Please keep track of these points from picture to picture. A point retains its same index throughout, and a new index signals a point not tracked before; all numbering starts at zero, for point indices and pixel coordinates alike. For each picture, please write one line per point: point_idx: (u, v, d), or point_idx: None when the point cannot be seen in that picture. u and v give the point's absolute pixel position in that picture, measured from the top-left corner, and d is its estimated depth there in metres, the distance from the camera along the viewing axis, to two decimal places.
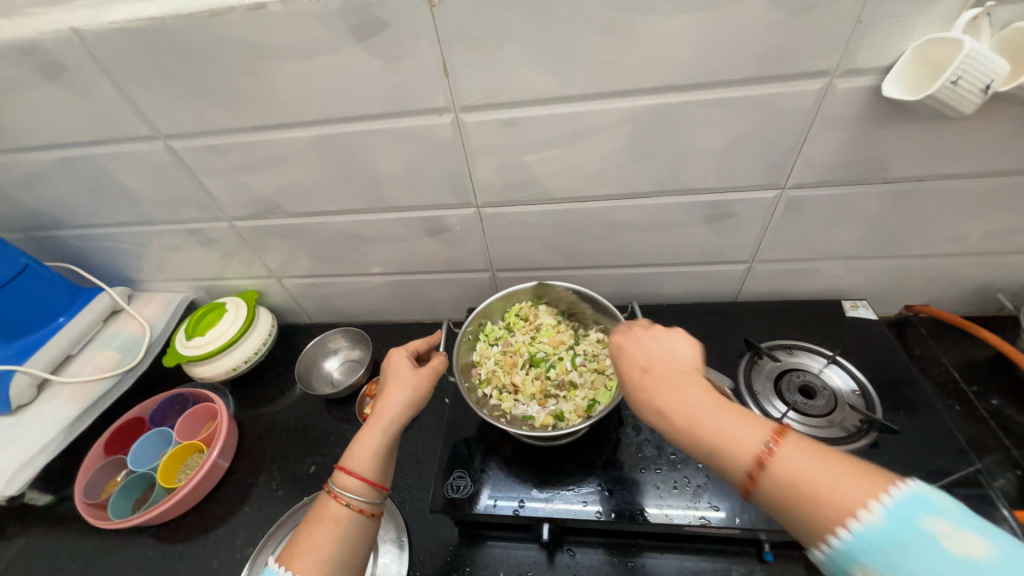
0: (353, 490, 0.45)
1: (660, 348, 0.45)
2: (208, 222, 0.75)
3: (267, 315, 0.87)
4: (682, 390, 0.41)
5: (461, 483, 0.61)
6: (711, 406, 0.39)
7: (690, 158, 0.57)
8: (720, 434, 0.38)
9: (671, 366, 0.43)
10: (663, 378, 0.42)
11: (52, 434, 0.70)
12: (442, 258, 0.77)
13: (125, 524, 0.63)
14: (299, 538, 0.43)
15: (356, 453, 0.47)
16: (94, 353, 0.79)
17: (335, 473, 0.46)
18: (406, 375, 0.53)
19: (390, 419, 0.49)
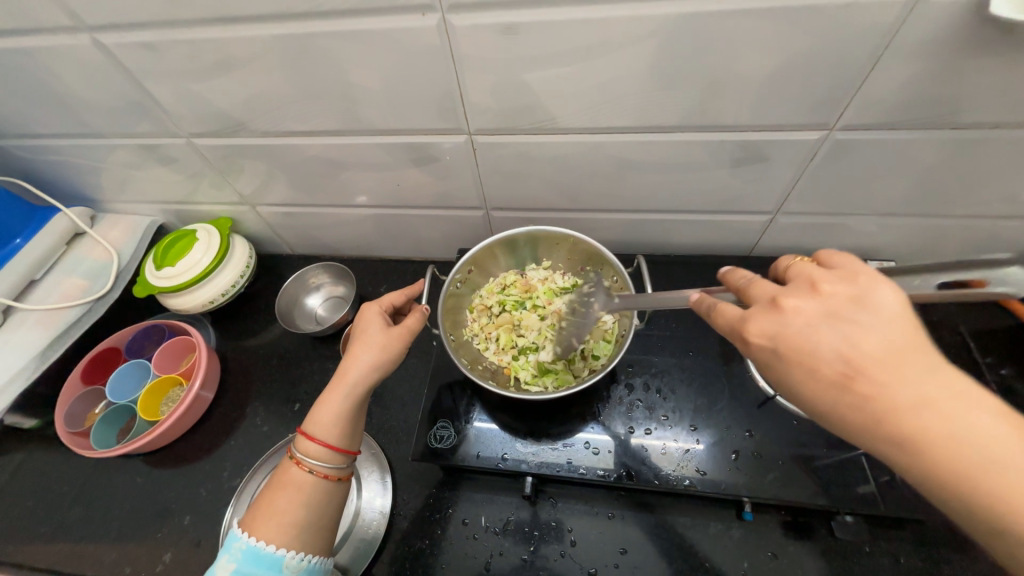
0: (315, 456, 0.45)
1: (877, 321, 0.32)
2: (164, 138, 0.66)
3: (243, 245, 0.81)
4: (924, 407, 0.29)
5: (444, 434, 0.60)
6: (950, 403, 0.29)
7: (726, 86, 0.47)
8: (1004, 476, 0.28)
9: (896, 359, 0.31)
10: (891, 381, 0.30)
11: (24, 362, 0.67)
12: (431, 192, 0.69)
13: (109, 455, 0.63)
14: (264, 501, 0.44)
15: (318, 419, 0.46)
16: (60, 279, 0.74)
17: (298, 438, 0.46)
18: (373, 336, 0.50)
19: (354, 384, 0.47)
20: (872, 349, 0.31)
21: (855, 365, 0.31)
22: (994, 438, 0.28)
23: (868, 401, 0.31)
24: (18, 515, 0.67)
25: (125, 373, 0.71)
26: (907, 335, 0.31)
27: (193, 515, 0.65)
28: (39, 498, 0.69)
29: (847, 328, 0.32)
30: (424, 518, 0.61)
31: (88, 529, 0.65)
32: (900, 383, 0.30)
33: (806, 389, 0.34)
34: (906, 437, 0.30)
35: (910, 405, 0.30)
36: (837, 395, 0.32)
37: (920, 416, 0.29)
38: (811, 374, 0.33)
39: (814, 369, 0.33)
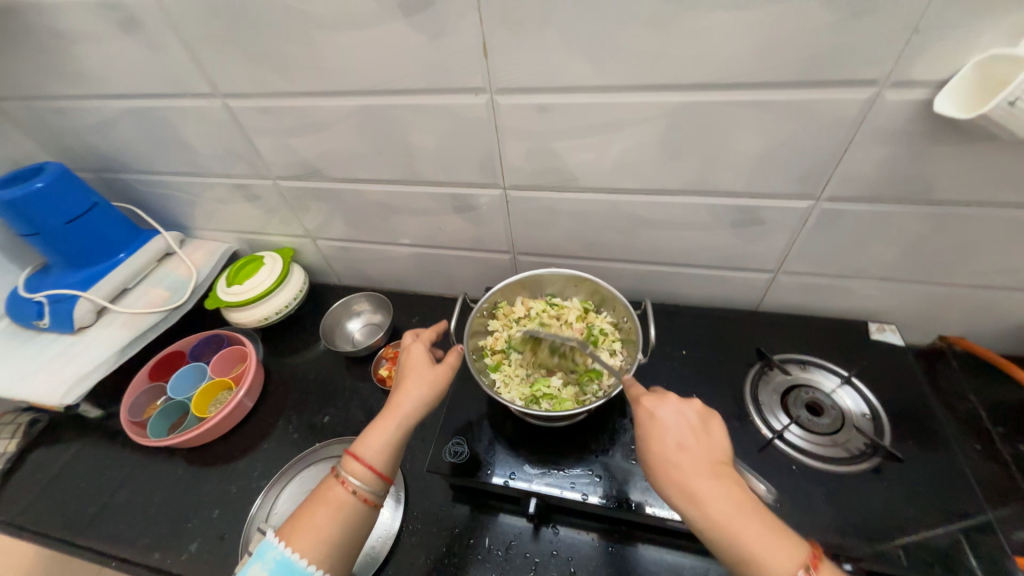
0: (360, 478, 0.52)
1: (697, 425, 0.48)
2: (255, 180, 0.80)
3: (300, 273, 0.92)
4: (709, 482, 0.44)
5: (459, 449, 0.64)
6: (722, 484, 0.44)
7: (722, 159, 0.56)
8: (743, 537, 0.42)
9: (708, 451, 0.47)
10: (699, 462, 0.46)
11: (106, 355, 0.76)
12: (466, 235, 0.79)
13: (160, 444, 0.71)
14: (306, 516, 0.50)
15: (368, 445, 0.53)
16: (147, 290, 0.87)
17: (346, 460, 0.53)
18: (422, 374, 0.58)
19: (403, 415, 0.55)
20: (692, 439, 0.47)
21: (682, 442, 0.47)
22: (740, 514, 0.43)
23: (680, 469, 0.46)
24: (70, 496, 0.74)
25: (184, 374, 0.80)
26: (715, 442, 0.47)
27: (222, 510, 0.70)
28: (90, 482, 0.76)
29: (684, 422, 0.48)
30: (431, 534, 0.63)
31: (127, 514, 0.71)
32: (699, 462, 0.46)
33: (646, 452, 0.48)
34: (692, 497, 0.44)
35: (704, 482, 0.45)
36: (661, 458, 0.47)
37: (708, 488, 0.44)
38: (656, 442, 0.48)
39: (660, 440, 0.48)
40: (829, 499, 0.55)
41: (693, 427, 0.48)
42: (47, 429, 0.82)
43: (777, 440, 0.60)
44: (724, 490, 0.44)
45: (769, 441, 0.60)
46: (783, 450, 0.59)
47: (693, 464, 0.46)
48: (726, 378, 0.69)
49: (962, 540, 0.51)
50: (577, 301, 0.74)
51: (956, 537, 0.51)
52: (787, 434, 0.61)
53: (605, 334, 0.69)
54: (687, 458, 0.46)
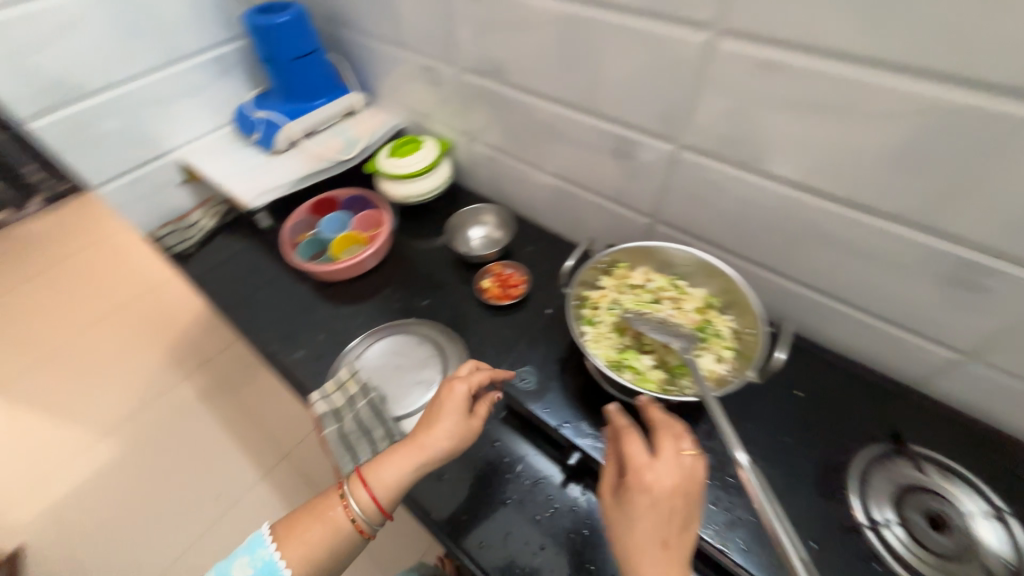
0: (363, 505, 0.58)
1: (676, 491, 0.46)
2: (442, 65, 0.84)
3: (447, 168, 0.98)
4: (656, 553, 0.43)
5: (526, 379, 0.70)
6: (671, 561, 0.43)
7: (975, 194, 0.44)
8: None
9: (670, 524, 0.45)
10: (659, 530, 0.44)
11: (287, 180, 0.91)
12: (613, 184, 0.75)
13: (302, 266, 0.85)
14: (304, 528, 0.59)
15: (381, 474, 0.58)
16: (329, 137, 1.00)
17: (354, 486, 0.59)
18: (451, 422, 0.59)
19: (422, 452, 0.58)
20: (655, 495, 0.45)
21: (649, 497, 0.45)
22: None
23: (635, 526, 0.44)
24: (235, 277, 0.94)
25: (332, 219, 0.93)
26: (682, 520, 0.45)
27: (327, 336, 0.83)
28: (250, 273, 0.95)
29: (669, 490, 0.46)
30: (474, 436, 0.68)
31: (266, 308, 0.89)
32: (656, 529, 0.44)
33: (613, 505, 0.48)
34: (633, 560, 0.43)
35: (652, 551, 0.43)
36: (624, 510, 0.46)
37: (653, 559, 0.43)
38: (626, 495, 0.46)
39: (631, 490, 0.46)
40: None
41: (672, 491, 0.45)
42: (233, 221, 1.03)
43: (867, 530, 0.53)
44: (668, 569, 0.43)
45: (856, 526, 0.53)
46: (869, 542, 0.52)
47: (649, 530, 0.44)
48: (835, 440, 0.60)
49: None
50: (701, 292, 0.65)
51: None
52: (883, 530, 0.52)
53: (721, 340, 0.60)
54: (648, 525, 0.44)
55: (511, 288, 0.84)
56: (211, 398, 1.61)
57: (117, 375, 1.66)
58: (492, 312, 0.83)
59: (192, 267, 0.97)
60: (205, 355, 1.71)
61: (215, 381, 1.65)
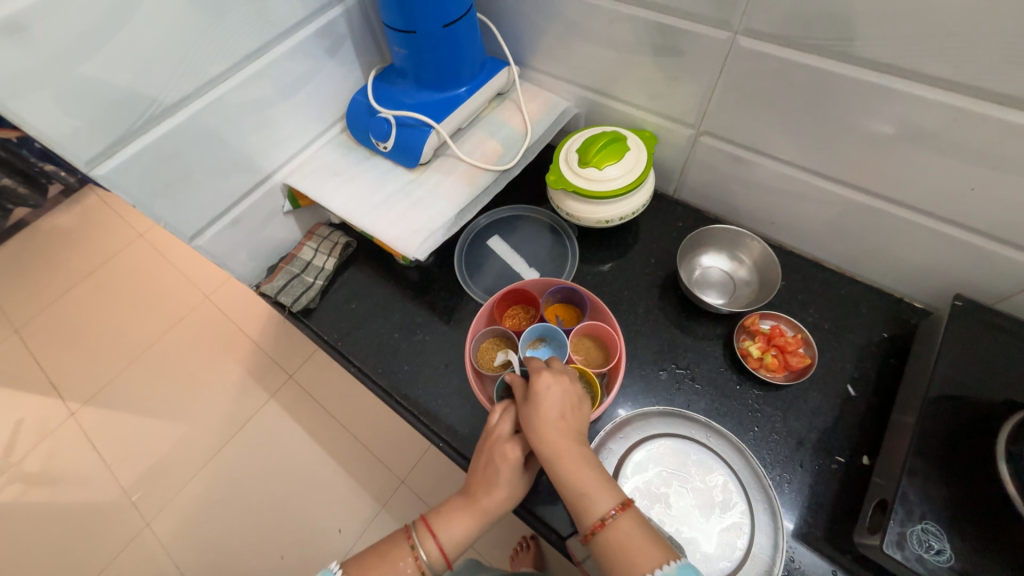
0: (428, 557, 0.49)
1: (575, 403, 0.50)
2: (699, 24, 0.53)
3: (653, 172, 0.70)
4: (570, 443, 0.47)
5: (930, 543, 0.43)
6: (574, 448, 0.47)
7: None
8: (580, 488, 0.45)
9: (564, 406, 0.49)
10: (563, 431, 0.48)
11: (450, 212, 0.64)
12: (1010, 214, 0.48)
13: None
14: (370, 566, 0.48)
15: (450, 528, 0.50)
16: (481, 137, 0.71)
17: (421, 531, 0.50)
18: (507, 480, 0.50)
19: (484, 514, 0.50)
20: (552, 402, 0.49)
21: (566, 415, 0.49)
22: (580, 470, 0.46)
23: (562, 430, 0.48)
24: (383, 343, 0.72)
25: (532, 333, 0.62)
26: (574, 405, 0.50)
27: None
28: (401, 335, 0.72)
29: (559, 393, 0.50)
30: None
31: (439, 386, 0.67)
32: (572, 435, 0.48)
33: (535, 411, 0.48)
34: (558, 456, 0.46)
35: (565, 443, 0.47)
36: (544, 417, 0.48)
37: (569, 447, 0.47)
38: (542, 408, 0.49)
39: (545, 428, 0.47)
40: None
41: (564, 394, 0.50)
42: (356, 255, 0.79)
43: None
44: (550, 427, 0.48)
45: None
46: None
47: (559, 428, 0.48)
48: None
49: None
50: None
51: None
52: None
53: None
54: (555, 416, 0.48)
55: (792, 356, 0.60)
56: (294, 409, 1.34)
57: (179, 386, 1.41)
58: (766, 390, 0.60)
59: (320, 327, 0.74)
60: (275, 356, 1.42)
61: (295, 386, 1.36)
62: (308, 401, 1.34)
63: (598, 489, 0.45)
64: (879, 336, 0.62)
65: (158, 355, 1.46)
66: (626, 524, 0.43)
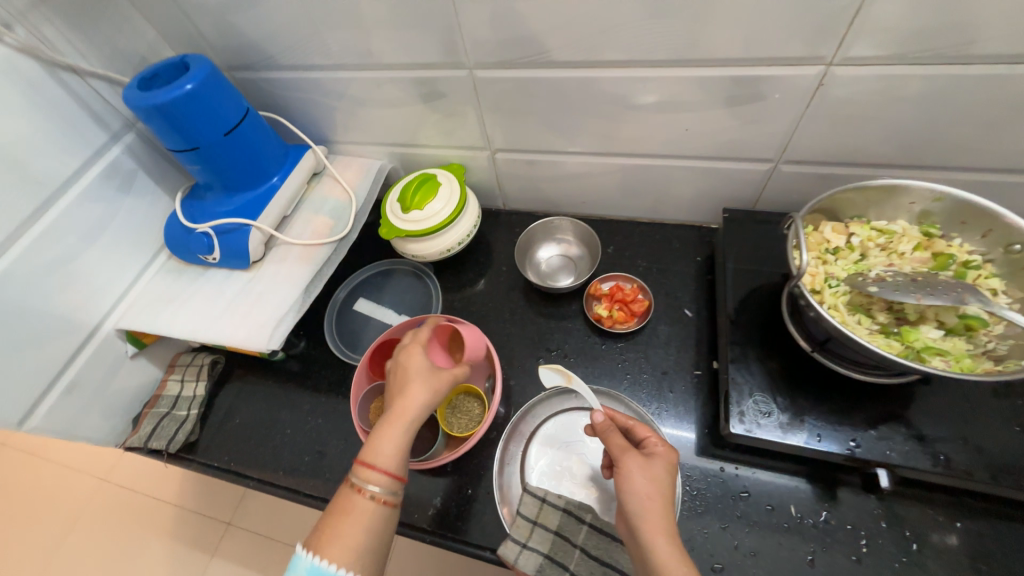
0: (376, 485, 0.46)
1: (660, 477, 0.44)
2: (442, 70, 0.62)
3: (473, 195, 0.78)
4: (666, 536, 0.40)
5: (765, 409, 0.52)
6: (665, 531, 0.40)
7: None
8: None
9: (660, 484, 0.43)
10: (656, 514, 0.41)
11: (295, 293, 0.65)
12: (723, 139, 0.60)
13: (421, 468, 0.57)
14: (327, 527, 0.45)
15: (382, 449, 0.48)
16: (308, 216, 0.74)
17: (358, 469, 0.47)
18: (421, 388, 0.51)
19: (409, 422, 0.50)
20: (643, 481, 0.43)
21: (659, 495, 0.42)
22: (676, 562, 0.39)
23: (654, 505, 0.42)
24: (280, 443, 0.69)
25: None
26: (667, 483, 0.44)
27: (454, 461, 0.61)
28: (296, 429, 0.70)
29: (665, 478, 0.44)
30: (726, 502, 0.54)
31: (350, 461, 0.66)
32: (659, 510, 0.42)
33: (634, 492, 0.43)
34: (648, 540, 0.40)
35: (659, 527, 0.40)
36: (643, 502, 0.42)
37: (660, 533, 0.40)
38: (633, 483, 0.43)
39: (646, 512, 0.41)
40: None
41: (668, 482, 0.44)
42: (229, 369, 0.77)
43: None
44: (642, 511, 0.41)
45: None
46: None
47: (656, 511, 0.41)
48: None
49: None
50: (910, 224, 0.52)
51: None
52: None
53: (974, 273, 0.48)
54: (643, 493, 0.43)
55: (634, 304, 0.68)
56: (245, 556, 1.20)
57: None
58: (626, 340, 0.68)
59: (209, 455, 0.70)
60: (202, 510, 1.27)
61: (236, 532, 1.23)
62: (257, 540, 1.21)
63: None
64: (695, 260, 0.73)
65: (66, 569, 1.25)
66: None
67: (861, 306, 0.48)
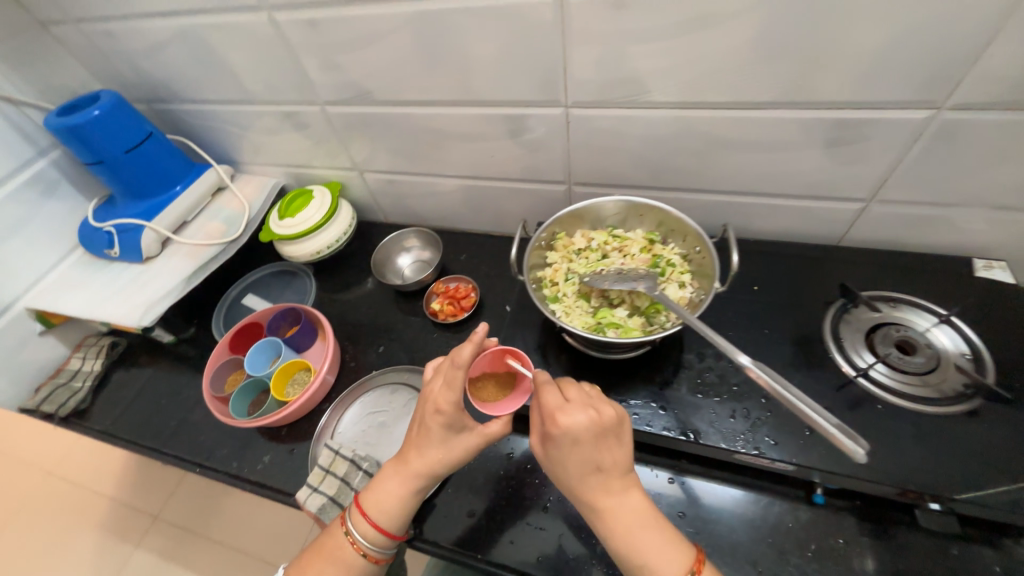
0: (363, 534, 0.53)
1: (600, 446, 0.47)
2: (302, 106, 0.77)
3: (348, 208, 0.92)
4: (623, 504, 0.47)
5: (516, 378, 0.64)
6: (618, 513, 0.46)
7: (828, 62, 0.49)
8: (640, 554, 0.45)
9: (616, 451, 0.48)
10: (606, 493, 0.47)
11: (175, 283, 0.79)
12: (521, 163, 0.73)
13: (246, 426, 0.67)
14: (316, 568, 0.52)
15: (381, 505, 0.54)
16: (205, 222, 0.88)
17: (355, 521, 0.54)
18: (433, 446, 0.54)
19: (415, 476, 0.54)
20: (586, 453, 0.47)
21: (613, 467, 0.48)
22: (630, 531, 0.46)
23: (593, 484, 0.47)
24: (154, 412, 0.80)
25: (257, 351, 0.75)
26: (620, 452, 0.48)
27: (289, 426, 0.72)
28: (170, 400, 0.81)
29: (602, 447, 0.48)
30: (492, 461, 0.64)
31: (207, 427, 0.76)
32: (614, 493, 0.47)
33: (580, 462, 0.47)
34: (601, 511, 0.47)
35: (616, 501, 0.47)
36: (590, 480, 0.47)
37: (615, 507, 0.47)
38: (585, 456, 0.47)
39: (594, 486, 0.47)
40: (917, 439, 0.50)
41: (609, 448, 0.48)
42: (126, 351, 0.88)
43: (860, 378, 0.54)
44: (610, 488, 0.47)
45: (852, 379, 0.54)
46: (867, 387, 0.54)
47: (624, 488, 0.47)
48: (802, 319, 0.63)
49: None
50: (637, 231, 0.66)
51: None
52: (872, 371, 0.55)
53: (671, 269, 0.62)
54: (608, 467, 0.47)
55: (462, 301, 0.81)
56: (165, 549, 1.22)
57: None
58: (452, 331, 0.79)
59: (94, 421, 0.81)
60: (129, 499, 1.27)
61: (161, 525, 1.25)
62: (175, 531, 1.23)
63: (661, 553, 0.45)
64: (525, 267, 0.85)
65: None
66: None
67: (584, 292, 0.62)
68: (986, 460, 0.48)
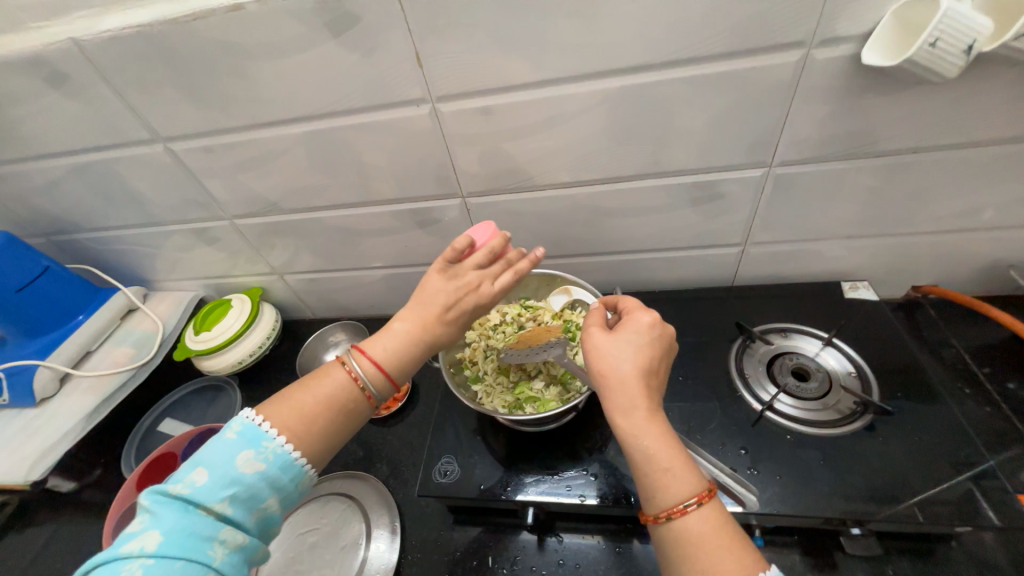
0: (366, 372, 0.47)
1: (636, 357, 0.44)
2: (212, 222, 0.78)
3: (271, 311, 0.90)
4: (650, 414, 0.42)
5: (449, 468, 0.62)
6: (651, 428, 0.41)
7: (673, 139, 0.56)
8: (661, 462, 0.39)
9: (653, 367, 0.45)
10: (626, 395, 0.42)
11: (72, 424, 0.73)
12: (435, 249, 0.77)
13: None
14: (302, 399, 0.44)
15: (383, 347, 0.48)
16: (112, 349, 0.83)
17: (355, 356, 0.47)
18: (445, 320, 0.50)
19: (424, 333, 0.49)
20: (624, 365, 0.44)
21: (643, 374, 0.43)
22: (654, 434, 0.41)
23: (625, 385, 0.43)
24: None
25: None
26: (651, 374, 0.44)
27: None
28: (67, 560, 0.71)
29: (635, 359, 0.44)
30: (436, 565, 0.60)
31: None
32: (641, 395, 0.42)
33: (615, 366, 0.44)
34: (628, 411, 0.42)
35: (642, 403, 0.42)
36: (618, 380, 0.43)
37: (634, 419, 0.41)
38: (620, 362, 0.44)
39: (618, 389, 0.43)
40: (825, 462, 0.52)
41: (643, 359, 0.45)
42: (17, 510, 0.78)
43: (769, 412, 0.57)
44: (635, 390, 0.42)
45: (761, 414, 0.57)
46: (777, 421, 0.57)
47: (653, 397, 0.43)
48: (713, 360, 0.66)
49: (974, 491, 0.48)
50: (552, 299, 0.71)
51: (967, 488, 0.49)
52: (778, 404, 0.58)
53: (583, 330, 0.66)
54: (637, 372, 0.43)
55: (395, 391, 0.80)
56: None
57: None
58: (387, 423, 0.77)
59: None
60: None
61: None
62: None
63: (679, 469, 0.39)
64: None
65: None
66: (702, 516, 0.37)
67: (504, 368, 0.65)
68: (892, 472, 0.50)
